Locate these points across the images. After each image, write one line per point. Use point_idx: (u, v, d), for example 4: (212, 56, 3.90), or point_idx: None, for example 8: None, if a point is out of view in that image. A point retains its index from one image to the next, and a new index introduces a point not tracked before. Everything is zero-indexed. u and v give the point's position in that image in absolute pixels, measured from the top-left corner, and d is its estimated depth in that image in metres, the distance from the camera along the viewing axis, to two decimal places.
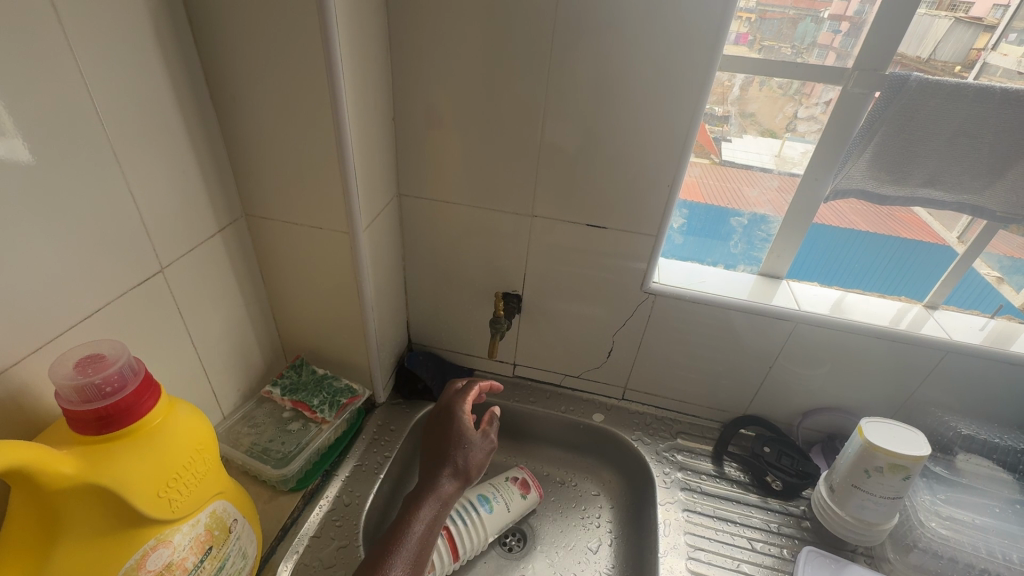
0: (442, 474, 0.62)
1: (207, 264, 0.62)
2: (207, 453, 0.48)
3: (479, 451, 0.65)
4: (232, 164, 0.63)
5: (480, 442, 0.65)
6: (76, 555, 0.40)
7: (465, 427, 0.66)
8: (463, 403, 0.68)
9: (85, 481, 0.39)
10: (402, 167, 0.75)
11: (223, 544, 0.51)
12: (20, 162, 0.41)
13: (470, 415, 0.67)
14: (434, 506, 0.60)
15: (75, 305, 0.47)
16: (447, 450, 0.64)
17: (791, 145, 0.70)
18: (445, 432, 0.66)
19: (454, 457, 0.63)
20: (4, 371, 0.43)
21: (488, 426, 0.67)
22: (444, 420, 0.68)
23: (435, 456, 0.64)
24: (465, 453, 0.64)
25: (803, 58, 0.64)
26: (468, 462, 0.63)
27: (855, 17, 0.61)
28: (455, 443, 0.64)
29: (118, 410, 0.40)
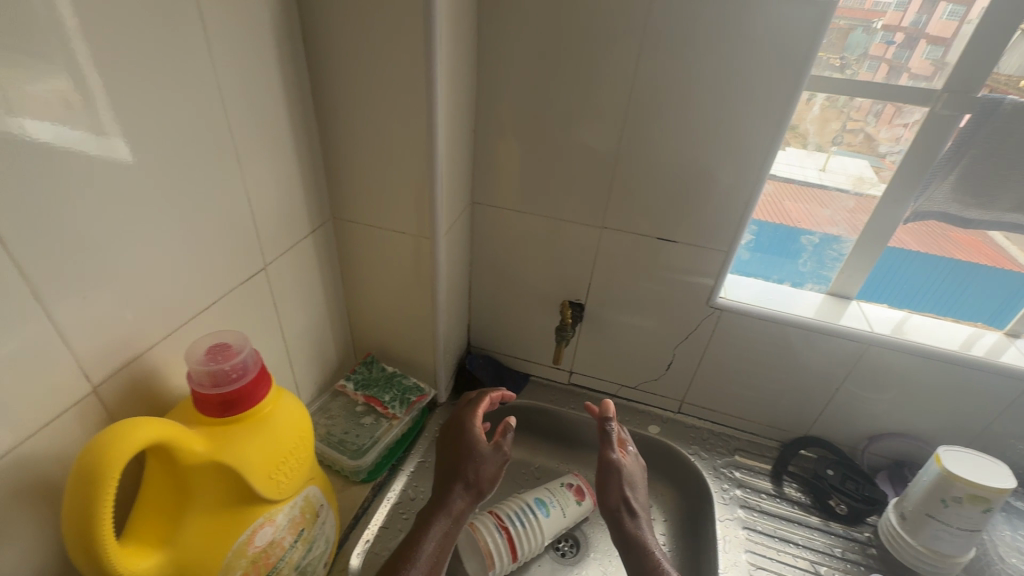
0: (453, 491, 0.62)
1: (300, 262, 0.67)
2: (306, 441, 0.51)
3: (491, 464, 0.65)
4: (326, 170, 0.67)
5: (492, 456, 0.65)
6: (200, 531, 0.43)
7: (476, 440, 0.66)
8: (473, 416, 0.69)
9: (211, 459, 0.42)
10: (477, 175, 0.77)
11: (311, 531, 0.54)
12: (163, 156, 0.45)
13: (482, 427, 0.68)
14: (445, 523, 0.60)
15: (196, 297, 0.52)
16: (458, 463, 0.64)
17: (838, 158, 0.71)
18: (457, 445, 0.66)
19: (464, 472, 0.63)
20: (143, 353, 0.47)
21: (501, 438, 0.66)
22: (455, 434, 0.68)
23: (447, 470, 0.65)
24: (475, 466, 0.64)
25: (853, 70, 0.64)
26: (479, 478, 0.63)
27: (909, 28, 0.62)
28: (465, 457, 0.64)
29: (239, 396, 0.44)
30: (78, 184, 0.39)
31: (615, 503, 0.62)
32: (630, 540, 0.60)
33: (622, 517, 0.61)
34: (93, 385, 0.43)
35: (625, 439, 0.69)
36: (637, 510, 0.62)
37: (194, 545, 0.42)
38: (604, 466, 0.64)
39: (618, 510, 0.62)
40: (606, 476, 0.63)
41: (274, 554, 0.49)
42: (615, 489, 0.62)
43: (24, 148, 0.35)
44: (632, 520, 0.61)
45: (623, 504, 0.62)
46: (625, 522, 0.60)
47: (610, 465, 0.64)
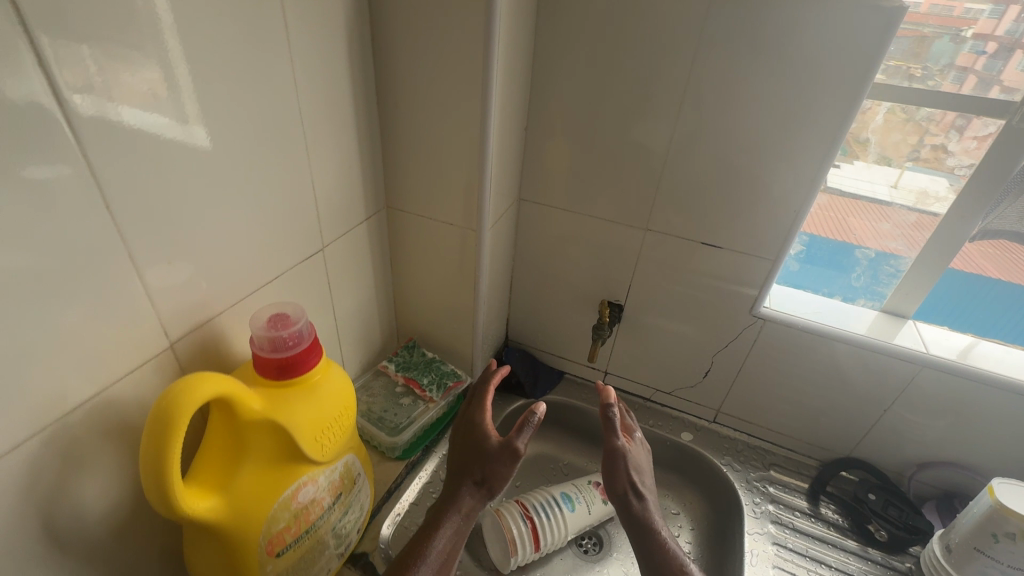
0: (464, 487, 0.63)
1: (354, 246, 0.71)
2: (349, 411, 0.55)
3: (501, 460, 0.63)
4: (384, 161, 0.71)
5: (501, 452, 0.64)
6: (251, 482, 0.47)
7: (486, 435, 0.66)
8: (483, 412, 0.69)
9: (265, 417, 0.46)
10: (525, 172, 0.79)
11: (348, 497, 0.58)
12: (242, 139, 0.50)
13: (492, 421, 0.68)
14: (457, 519, 0.61)
15: (260, 270, 0.56)
16: (469, 460, 0.65)
17: (911, 175, 0.68)
18: (471, 443, 0.66)
19: (473, 468, 0.64)
20: (213, 318, 0.52)
21: (513, 434, 0.64)
22: (467, 432, 0.68)
23: (459, 466, 0.65)
24: (484, 464, 0.64)
25: (937, 81, 0.62)
26: (492, 477, 0.63)
27: (1005, 37, 0.59)
28: (475, 454, 0.65)
29: (293, 362, 0.48)
30: (171, 162, 0.44)
31: (623, 489, 0.62)
32: (640, 522, 0.60)
33: (630, 501, 0.61)
34: (171, 341, 0.48)
35: (629, 427, 0.69)
36: (643, 493, 0.62)
37: (244, 494, 0.46)
38: (609, 454, 0.62)
39: (626, 496, 0.62)
40: (613, 462, 0.62)
41: (314, 512, 0.53)
42: (623, 475, 0.62)
43: (131, 132, 0.40)
44: (639, 500, 0.61)
45: (631, 488, 0.61)
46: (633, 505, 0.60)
47: (617, 452, 0.62)
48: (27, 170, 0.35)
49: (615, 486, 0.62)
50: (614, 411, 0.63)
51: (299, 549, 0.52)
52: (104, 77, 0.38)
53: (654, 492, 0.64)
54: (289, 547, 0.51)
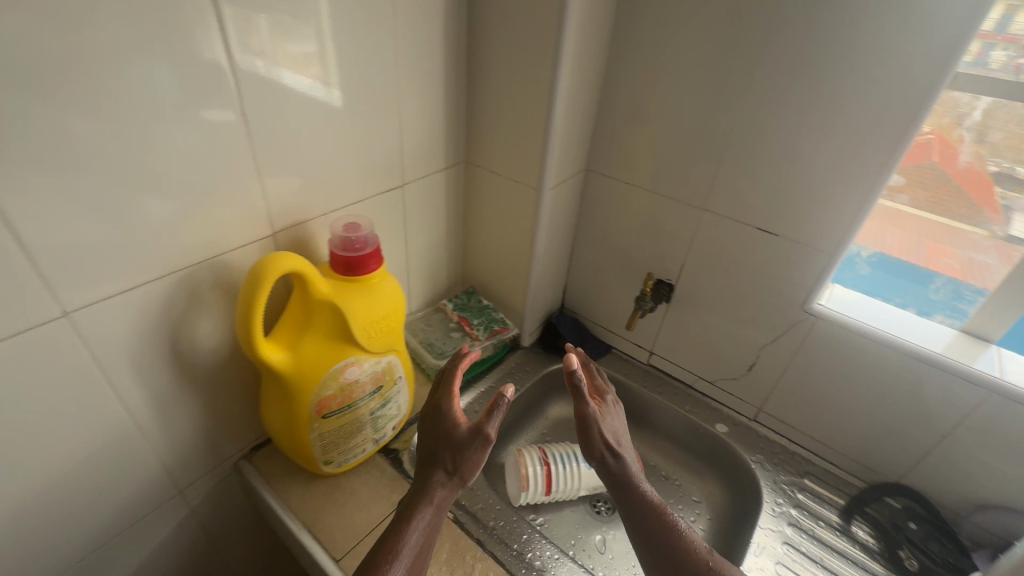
0: (433, 477, 0.58)
1: (432, 190, 0.81)
2: (398, 316, 0.65)
3: (472, 449, 0.58)
4: (467, 118, 0.81)
5: (474, 441, 0.58)
6: (311, 349, 0.59)
7: (454, 423, 0.61)
8: (450, 399, 0.63)
9: (328, 298, 0.58)
10: (596, 143, 0.84)
11: (387, 392, 0.69)
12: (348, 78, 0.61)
13: (460, 406, 0.63)
14: (429, 511, 0.56)
15: (349, 193, 0.68)
16: (436, 449, 0.60)
17: None
18: (439, 432, 0.60)
19: (442, 458, 0.59)
20: (308, 221, 0.65)
21: (485, 419, 0.58)
22: (435, 421, 0.62)
23: (427, 455, 0.60)
24: (454, 452, 0.59)
25: None
26: (463, 468, 0.58)
27: None
28: (442, 442, 0.59)
29: (357, 261, 0.59)
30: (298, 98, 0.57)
31: (600, 453, 0.62)
32: (620, 480, 0.61)
33: (608, 461, 0.62)
34: (273, 231, 0.61)
35: (602, 389, 0.70)
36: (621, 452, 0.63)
37: (306, 357, 0.58)
38: (582, 419, 0.63)
39: (603, 458, 0.62)
40: (587, 428, 0.63)
41: (357, 391, 0.64)
42: (598, 438, 0.62)
43: (278, 85, 0.54)
44: (616, 459, 0.62)
45: (607, 450, 0.62)
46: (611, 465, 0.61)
47: (589, 417, 0.63)
48: (211, 114, 0.50)
49: (589, 448, 0.63)
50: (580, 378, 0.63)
51: (340, 418, 0.64)
52: (272, 41, 0.52)
53: (632, 450, 0.65)
54: (333, 413, 0.63)
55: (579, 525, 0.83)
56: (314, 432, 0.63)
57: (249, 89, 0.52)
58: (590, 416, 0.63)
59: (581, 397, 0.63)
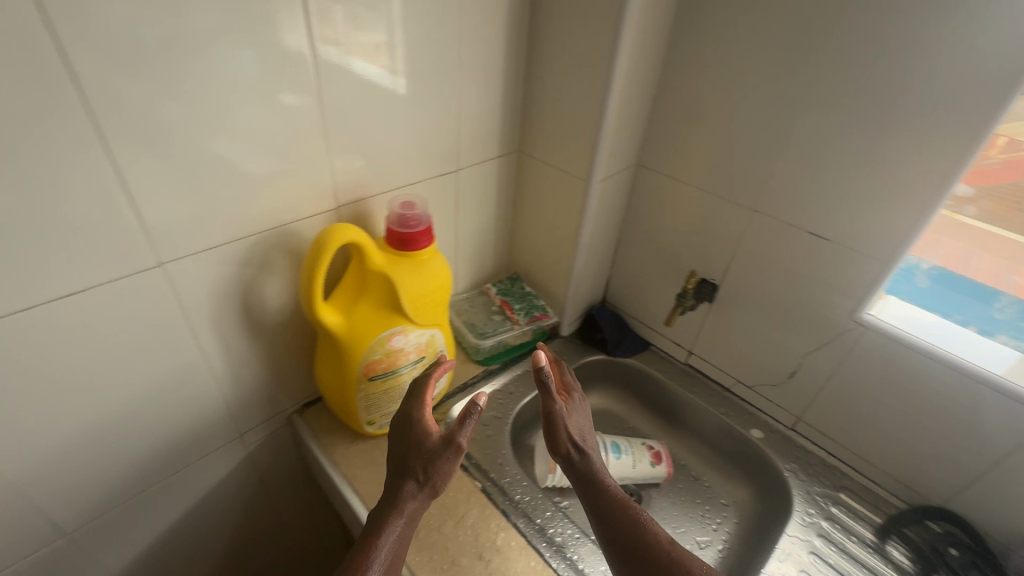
0: (404, 488, 0.56)
1: (484, 177, 0.85)
2: (444, 293, 0.69)
3: (447, 461, 0.58)
4: (523, 109, 0.84)
5: (450, 453, 0.58)
6: (363, 315, 0.63)
7: (426, 433, 0.59)
8: (419, 407, 0.61)
9: (382, 269, 0.62)
10: (649, 139, 0.85)
11: (429, 363, 0.72)
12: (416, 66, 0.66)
13: (431, 415, 0.61)
14: (400, 523, 0.55)
15: (407, 174, 0.72)
16: (406, 460, 0.58)
17: None
18: (409, 442, 0.59)
19: (414, 469, 0.57)
20: (369, 198, 0.69)
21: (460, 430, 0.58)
22: (403, 428, 0.61)
23: (395, 465, 0.59)
24: (427, 463, 0.58)
25: None
26: (435, 478, 0.57)
27: None
28: (413, 452, 0.58)
29: (410, 237, 0.63)
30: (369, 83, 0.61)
31: (566, 449, 0.63)
32: (585, 475, 0.62)
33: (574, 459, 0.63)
34: (338, 205, 0.66)
35: (570, 385, 0.70)
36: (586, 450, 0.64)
37: (358, 321, 0.63)
38: (548, 416, 0.63)
39: (568, 454, 0.64)
40: (553, 426, 0.63)
41: (401, 360, 0.68)
42: (564, 436, 0.63)
43: (350, 73, 0.59)
44: (580, 457, 0.63)
45: (573, 448, 0.63)
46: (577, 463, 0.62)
47: (555, 416, 0.63)
48: (287, 98, 0.55)
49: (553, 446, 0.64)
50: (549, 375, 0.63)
51: (385, 383, 0.68)
52: (350, 31, 0.56)
53: (597, 444, 0.66)
54: (378, 377, 0.67)
55: None
56: (360, 393, 0.68)
57: (327, 73, 0.57)
58: (557, 414, 0.63)
59: (547, 395, 0.63)
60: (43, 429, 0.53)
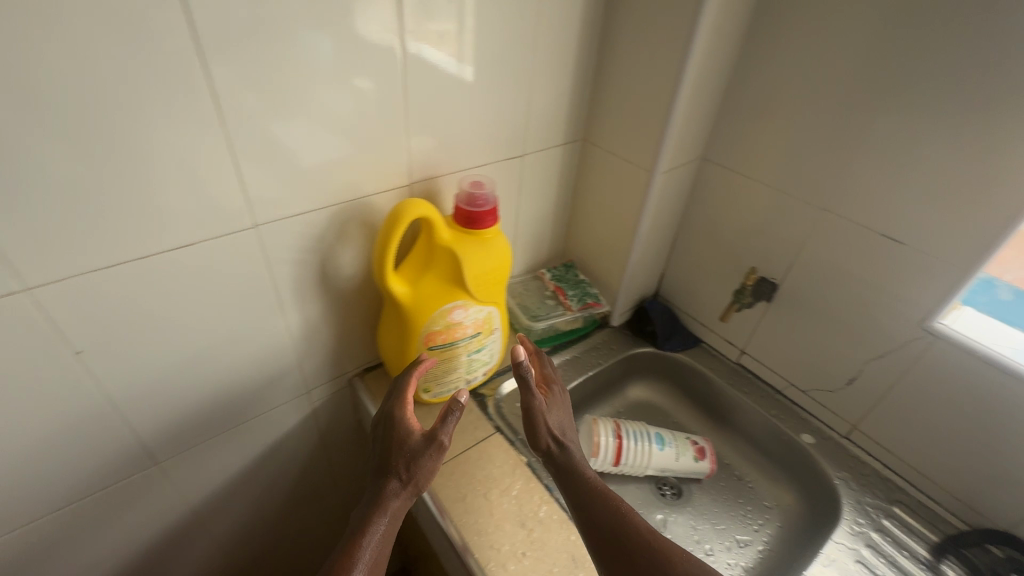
0: (388, 486, 0.59)
1: (548, 163, 0.87)
2: (504, 273, 0.71)
3: (429, 457, 0.60)
4: (591, 98, 0.85)
5: (431, 449, 0.60)
6: (428, 287, 0.67)
7: (408, 431, 0.62)
8: (401, 407, 0.64)
9: (449, 245, 0.66)
10: (717, 132, 0.84)
11: (484, 338, 0.76)
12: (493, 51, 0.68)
13: (413, 415, 0.64)
14: (385, 519, 0.57)
15: (476, 156, 0.75)
16: (390, 458, 0.60)
17: None
18: (393, 440, 0.62)
19: (397, 466, 0.60)
20: (439, 177, 0.73)
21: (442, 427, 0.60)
22: (388, 428, 0.63)
23: (380, 464, 0.61)
24: (409, 460, 0.60)
25: None
26: (417, 475, 0.59)
27: None
28: (397, 451, 0.61)
29: (477, 215, 0.66)
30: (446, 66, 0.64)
31: (545, 443, 0.65)
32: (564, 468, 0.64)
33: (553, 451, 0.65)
34: (411, 181, 0.70)
35: (550, 378, 0.73)
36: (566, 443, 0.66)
37: (423, 292, 0.67)
38: (527, 410, 0.66)
39: (548, 447, 0.65)
40: (532, 420, 0.66)
41: (460, 333, 0.72)
42: (542, 429, 0.66)
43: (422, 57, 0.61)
44: (558, 448, 0.65)
45: (552, 441, 0.65)
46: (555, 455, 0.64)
47: (533, 409, 0.66)
48: (360, 82, 0.58)
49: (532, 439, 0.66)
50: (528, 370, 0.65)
51: (443, 353, 0.72)
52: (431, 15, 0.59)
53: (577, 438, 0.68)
54: (437, 347, 0.71)
55: (642, 501, 0.85)
56: (419, 361, 0.72)
57: (412, 55, 0.60)
58: (534, 408, 0.66)
59: (525, 390, 0.66)
60: (158, 368, 0.60)
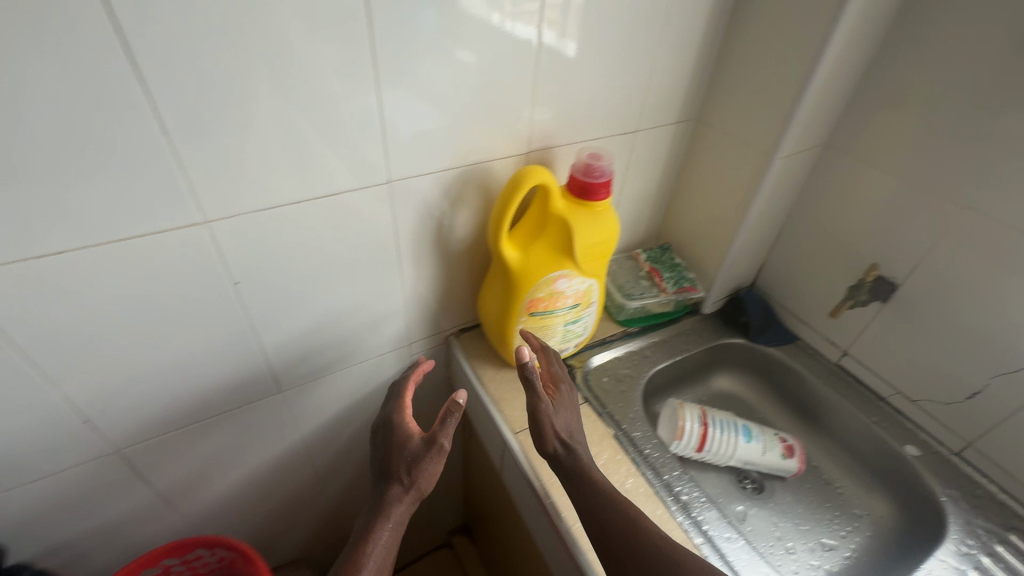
0: (392, 492, 0.62)
1: (658, 142, 0.86)
2: (610, 248, 0.72)
3: (429, 462, 0.62)
4: (712, 76, 0.82)
5: (432, 455, 0.62)
6: (537, 254, 0.69)
7: (409, 436, 0.65)
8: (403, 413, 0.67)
9: (562, 214, 0.67)
10: (846, 118, 0.79)
11: (581, 311, 0.77)
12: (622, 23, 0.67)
13: (415, 421, 0.67)
14: (389, 524, 0.61)
15: (591, 130, 0.76)
16: (393, 465, 0.63)
17: None
18: (396, 446, 0.65)
19: (399, 472, 0.63)
20: (554, 148, 0.74)
21: (442, 434, 0.62)
22: (391, 434, 0.66)
23: (385, 470, 0.64)
24: (410, 467, 0.62)
25: None
26: (419, 478, 0.62)
27: None
28: (398, 458, 0.63)
29: (593, 187, 0.67)
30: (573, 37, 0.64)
31: (552, 447, 0.63)
32: (572, 471, 0.62)
33: (559, 454, 0.63)
34: (528, 151, 0.72)
35: (558, 378, 0.69)
36: (573, 445, 0.63)
37: (533, 259, 0.69)
38: (532, 414, 0.64)
39: (555, 449, 0.63)
40: (537, 424, 0.63)
41: (561, 302, 0.73)
42: (547, 432, 0.63)
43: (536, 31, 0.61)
44: (564, 451, 0.63)
45: (559, 443, 0.63)
46: (562, 458, 0.62)
47: (538, 412, 0.63)
48: (460, 55, 0.58)
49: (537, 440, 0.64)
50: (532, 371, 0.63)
51: (542, 320, 0.74)
52: None
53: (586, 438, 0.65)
54: (538, 313, 0.73)
55: (722, 491, 0.85)
56: (519, 325, 0.74)
57: (546, 24, 0.61)
58: (538, 411, 0.63)
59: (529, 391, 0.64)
60: (297, 305, 0.67)
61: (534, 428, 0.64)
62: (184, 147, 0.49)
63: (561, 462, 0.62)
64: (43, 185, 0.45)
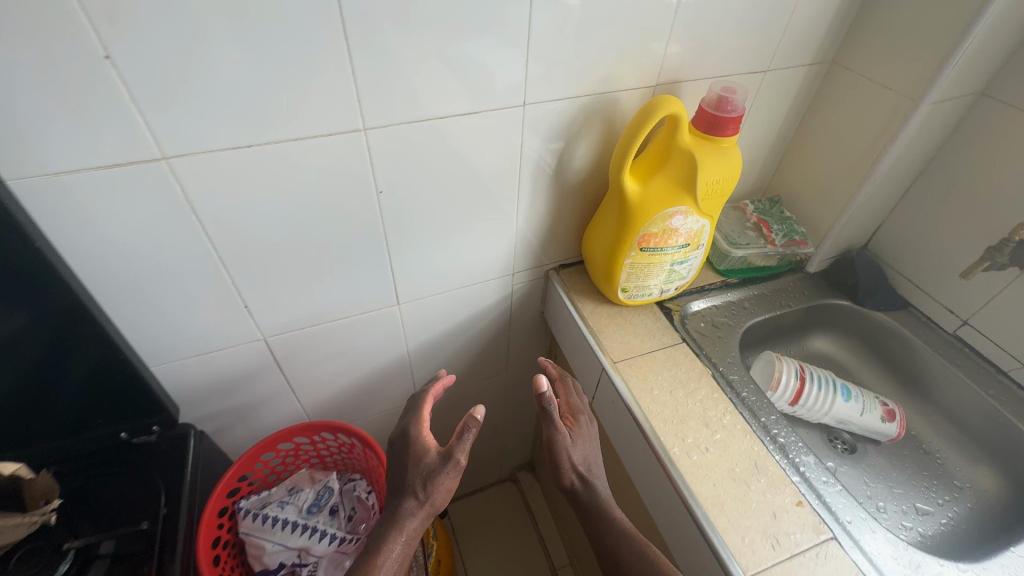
0: (405, 505, 0.63)
1: (786, 86, 0.82)
2: (728, 188, 0.71)
3: (444, 477, 0.64)
4: (858, 13, 0.77)
5: (447, 470, 0.63)
6: (657, 188, 0.70)
7: (424, 450, 0.66)
8: (418, 425, 0.68)
9: (686, 149, 0.67)
10: (1012, 62, 0.72)
11: (689, 252, 0.77)
12: None
13: (430, 435, 0.68)
14: (401, 537, 0.62)
15: (721, 66, 0.74)
16: (406, 479, 0.64)
17: None
18: (410, 459, 0.66)
19: (412, 485, 0.64)
20: (682, 83, 0.73)
21: (459, 449, 0.64)
22: (405, 445, 0.68)
23: (399, 483, 0.65)
24: (425, 481, 0.64)
25: None
26: (434, 494, 0.63)
27: None
28: (412, 471, 0.65)
29: (722, 121, 0.66)
30: None
31: (570, 479, 0.67)
32: (589, 504, 0.67)
33: (576, 485, 0.67)
34: (657, 83, 0.71)
35: (576, 408, 0.72)
36: (589, 480, 0.67)
37: (652, 192, 0.70)
38: (550, 442, 0.66)
39: (572, 482, 0.68)
40: (557, 455, 0.66)
41: (672, 239, 0.74)
42: (567, 461, 0.67)
43: None
44: (581, 483, 0.67)
45: (577, 474, 0.67)
46: (580, 491, 0.67)
47: (557, 441, 0.66)
48: None
49: (555, 470, 0.68)
50: (551, 402, 0.64)
51: (651, 257, 0.76)
52: None
53: (603, 471, 0.69)
54: (648, 249, 0.75)
55: (813, 445, 0.84)
56: (627, 260, 0.76)
57: None
58: (557, 441, 0.66)
59: (548, 421, 0.66)
60: (425, 221, 0.71)
61: (552, 462, 0.68)
62: (358, 53, 0.53)
63: (578, 494, 0.68)
64: (249, 81, 0.50)
